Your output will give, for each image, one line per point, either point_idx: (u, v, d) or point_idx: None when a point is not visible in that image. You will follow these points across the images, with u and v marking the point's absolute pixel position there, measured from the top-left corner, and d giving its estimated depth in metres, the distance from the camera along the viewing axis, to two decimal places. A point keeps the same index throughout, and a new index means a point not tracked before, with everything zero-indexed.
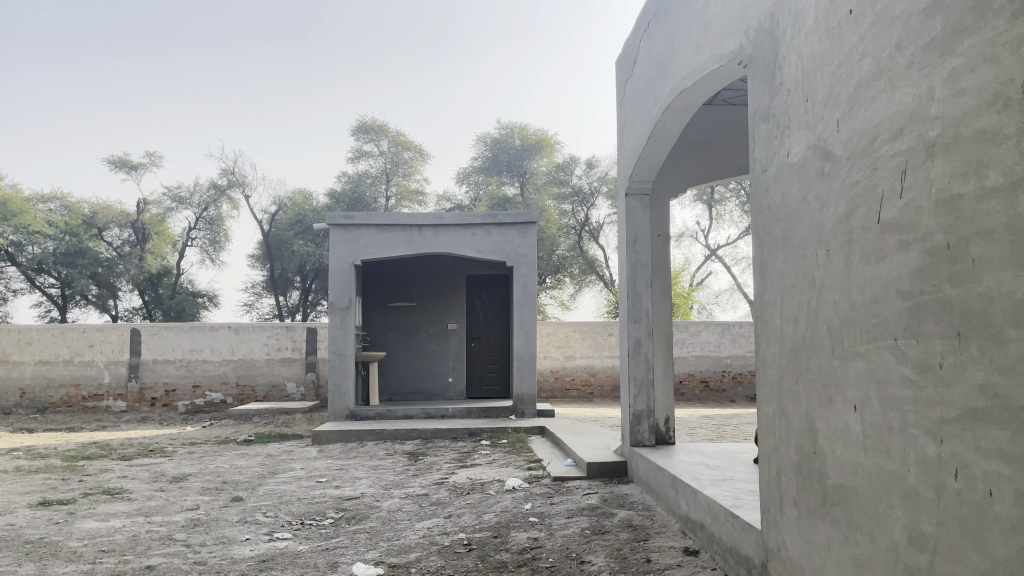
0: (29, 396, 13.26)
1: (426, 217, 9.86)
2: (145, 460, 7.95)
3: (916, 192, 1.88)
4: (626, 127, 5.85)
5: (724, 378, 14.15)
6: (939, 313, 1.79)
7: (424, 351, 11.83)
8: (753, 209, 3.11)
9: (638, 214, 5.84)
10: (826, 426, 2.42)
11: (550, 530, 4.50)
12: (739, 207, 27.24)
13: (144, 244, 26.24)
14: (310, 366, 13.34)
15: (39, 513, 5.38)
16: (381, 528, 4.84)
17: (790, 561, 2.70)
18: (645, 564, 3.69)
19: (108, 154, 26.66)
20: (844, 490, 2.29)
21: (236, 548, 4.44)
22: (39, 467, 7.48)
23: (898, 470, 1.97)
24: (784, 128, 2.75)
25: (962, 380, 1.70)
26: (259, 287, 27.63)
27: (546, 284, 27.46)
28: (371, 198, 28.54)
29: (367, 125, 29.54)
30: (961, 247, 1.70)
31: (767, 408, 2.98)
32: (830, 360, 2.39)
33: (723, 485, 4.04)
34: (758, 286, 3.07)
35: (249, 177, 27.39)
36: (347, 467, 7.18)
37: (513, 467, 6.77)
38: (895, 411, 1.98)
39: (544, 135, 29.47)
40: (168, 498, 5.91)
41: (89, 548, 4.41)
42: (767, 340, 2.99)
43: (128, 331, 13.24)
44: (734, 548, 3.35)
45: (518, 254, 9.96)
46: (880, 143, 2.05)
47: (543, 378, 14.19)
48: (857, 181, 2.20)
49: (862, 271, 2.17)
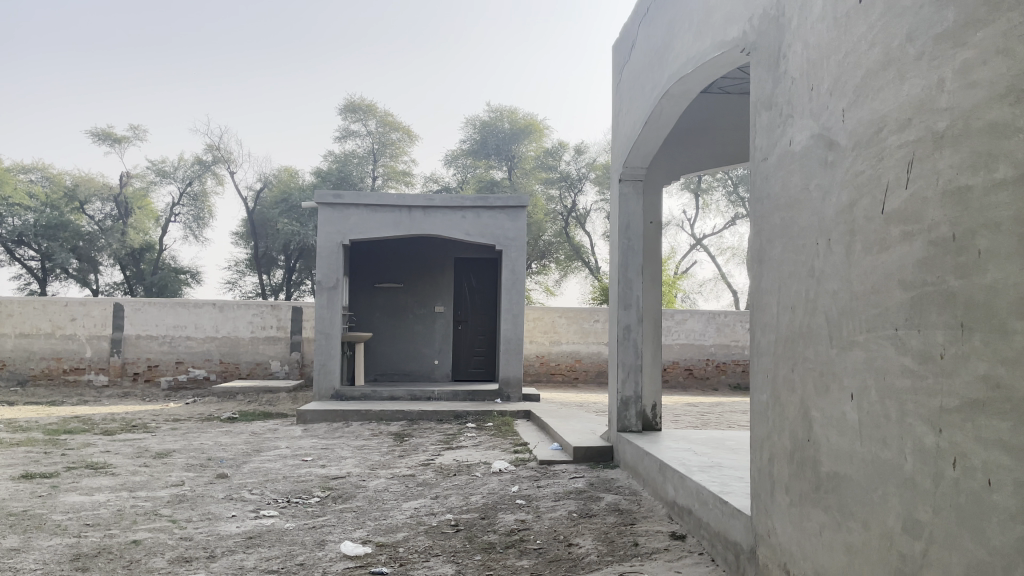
0: (9, 368, 13.06)
1: (416, 198, 9.80)
2: (128, 434, 7.91)
3: (922, 182, 1.89)
4: (622, 113, 5.82)
5: (708, 366, 14.24)
6: (942, 304, 1.80)
7: (412, 333, 11.80)
8: (751, 197, 3.12)
9: (631, 200, 5.84)
10: (822, 414, 2.44)
11: (538, 513, 4.52)
12: (725, 197, 27.48)
13: (127, 218, 25.98)
14: (294, 345, 13.33)
15: (21, 486, 5.32)
16: (367, 507, 4.85)
17: (779, 547, 2.73)
18: (633, 547, 3.71)
19: (91, 126, 26.33)
20: (838, 477, 2.31)
21: (222, 525, 4.43)
22: (20, 440, 7.40)
23: (895, 458, 1.99)
24: (786, 118, 2.75)
25: (964, 369, 1.72)
26: (242, 266, 27.48)
27: (532, 270, 27.63)
28: (358, 177, 28.45)
29: (355, 104, 29.35)
30: (967, 240, 1.71)
31: (760, 395, 3.00)
32: (828, 349, 2.40)
33: (711, 471, 4.07)
34: (755, 274, 3.08)
35: (234, 153, 27.21)
36: (332, 447, 7.17)
37: (499, 450, 6.78)
38: (893, 400, 2.00)
39: (533, 119, 29.41)
40: (152, 474, 5.87)
41: (73, 522, 4.38)
42: (761, 329, 3.01)
43: (111, 306, 13.10)
44: (722, 533, 3.38)
45: (507, 238, 9.93)
46: (886, 134, 2.05)
47: (528, 363, 14.23)
48: (860, 172, 2.21)
49: (863, 262, 2.18)
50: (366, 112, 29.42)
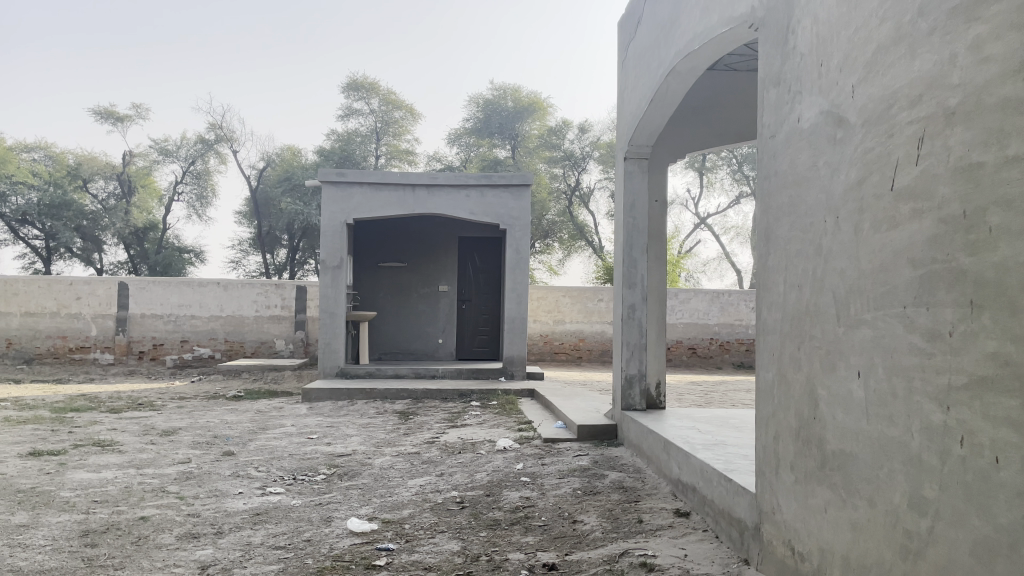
0: (16, 347, 13.12)
1: (420, 177, 9.76)
2: (134, 412, 7.95)
3: (932, 160, 1.87)
4: (628, 90, 5.77)
5: (712, 345, 14.26)
6: (952, 282, 1.79)
7: (416, 313, 11.82)
8: (759, 174, 3.10)
9: (636, 179, 5.81)
10: (828, 391, 2.44)
11: (542, 490, 4.55)
12: (730, 175, 27.36)
13: (130, 197, 25.97)
14: (299, 324, 13.36)
15: (30, 463, 5.36)
16: (373, 484, 4.88)
17: (784, 524, 2.74)
18: (638, 524, 3.73)
19: (93, 104, 26.24)
20: (843, 456, 2.32)
21: (229, 501, 4.47)
22: (28, 418, 7.45)
23: (901, 436, 1.99)
24: (795, 94, 2.73)
25: (973, 347, 1.71)
26: (246, 245, 27.53)
27: (535, 249, 27.64)
28: (361, 156, 28.39)
29: (357, 82, 29.17)
30: (978, 217, 1.70)
31: (766, 373, 3.00)
32: (835, 328, 2.40)
33: (715, 449, 4.08)
34: (761, 253, 3.07)
35: (236, 132, 27.11)
36: (337, 425, 7.20)
37: (504, 428, 6.81)
38: (901, 378, 2.00)
39: (536, 97, 29.19)
40: (159, 451, 5.91)
41: (82, 499, 4.42)
42: (768, 307, 3.00)
43: (116, 284, 13.12)
44: (726, 511, 3.39)
45: (511, 217, 9.91)
46: (896, 111, 2.04)
47: (532, 342, 14.26)
48: (870, 149, 2.19)
49: (872, 240, 2.17)
50: (368, 90, 29.24)
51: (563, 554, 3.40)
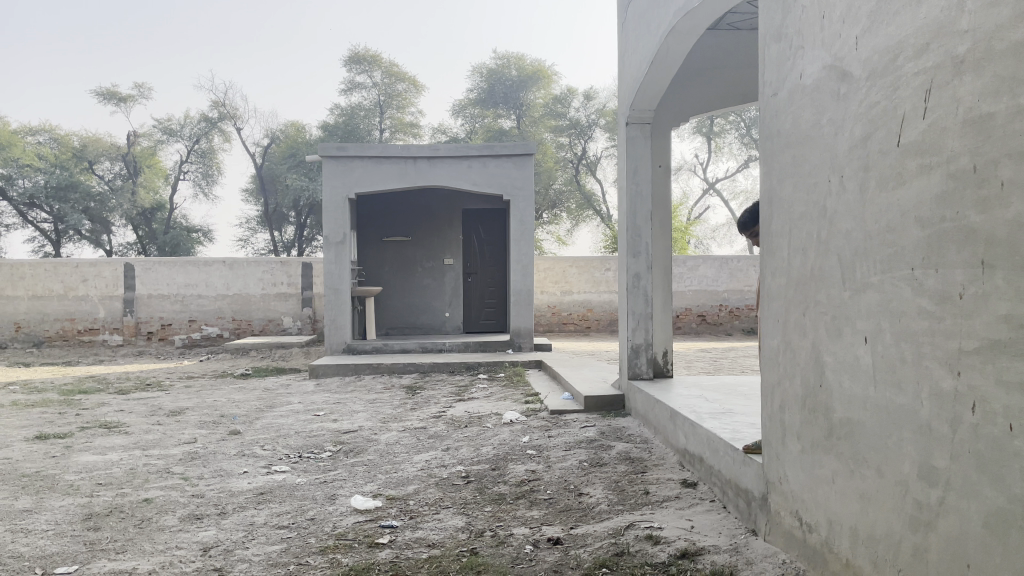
0: (24, 330, 13.16)
1: (420, 149, 9.65)
2: (141, 394, 7.95)
3: (941, 113, 1.77)
4: (628, 52, 5.63)
5: (721, 312, 14.16)
6: (963, 241, 1.70)
7: (422, 286, 11.77)
8: (761, 136, 2.99)
9: (639, 144, 5.69)
10: (834, 359, 2.36)
11: (548, 462, 4.50)
12: (739, 140, 27.02)
13: (136, 177, 25.93)
14: (305, 301, 13.34)
15: (35, 447, 5.35)
16: (378, 461, 4.84)
17: (791, 495, 2.68)
18: (645, 495, 3.68)
19: (95, 85, 26.10)
20: (851, 424, 2.24)
21: (234, 481, 4.45)
22: (36, 402, 7.46)
23: (909, 404, 1.91)
24: (797, 49, 2.61)
25: (983, 311, 1.63)
26: (253, 223, 27.50)
27: (543, 219, 27.54)
28: (365, 131, 28.23)
29: (359, 55, 28.87)
30: (990, 170, 1.60)
31: (771, 341, 2.92)
32: (840, 291, 2.31)
33: (722, 419, 4.01)
34: (765, 217, 2.97)
35: (239, 109, 27.01)
36: (344, 401, 7.17)
37: (511, 401, 6.77)
38: (909, 342, 1.92)
39: (540, 65, 28.79)
40: (165, 432, 5.89)
41: (86, 482, 4.40)
42: (772, 274, 2.91)
43: (122, 266, 13.11)
44: (733, 481, 3.33)
45: (514, 186, 9.78)
46: (902, 62, 1.93)
47: (540, 313, 14.20)
48: (874, 104, 2.08)
49: (878, 199, 2.07)
50: (370, 63, 28.93)
51: (569, 528, 3.35)
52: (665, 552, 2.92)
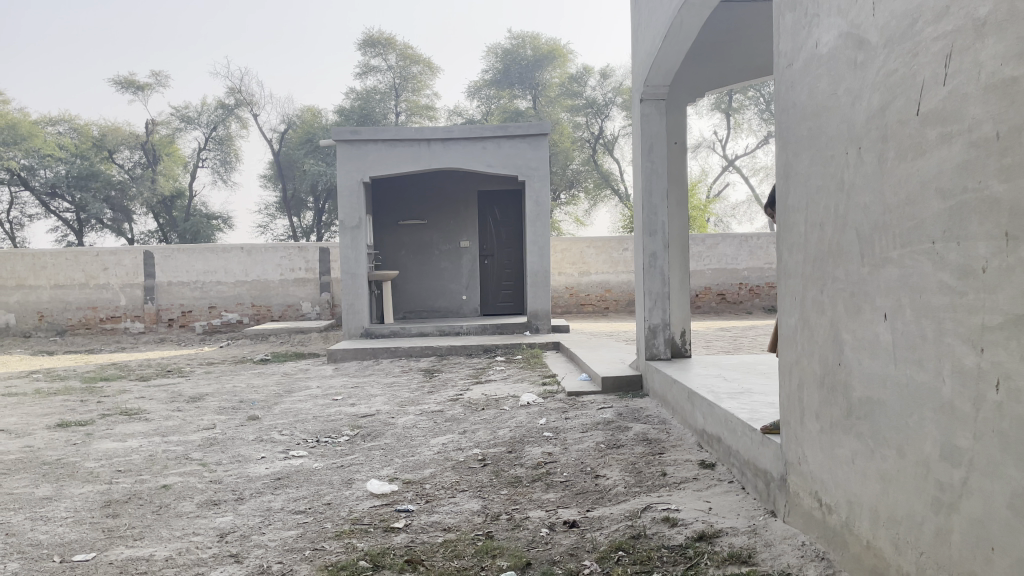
0: (48, 319, 13.30)
1: (435, 131, 9.58)
2: (162, 380, 8.02)
3: (962, 78, 1.69)
4: (641, 27, 5.52)
5: (741, 290, 14.04)
6: (985, 212, 1.63)
7: (439, 270, 11.77)
8: (777, 110, 2.90)
9: (653, 121, 5.60)
10: (853, 336, 2.30)
11: (564, 445, 4.47)
12: (758, 115, 26.75)
13: (155, 165, 26.11)
14: (323, 286, 13.39)
15: (57, 435, 5.40)
16: (395, 445, 4.83)
17: (810, 476, 2.62)
18: (662, 477, 3.63)
19: (113, 74, 26.21)
20: (871, 403, 2.18)
21: (252, 466, 4.46)
22: (57, 390, 7.53)
23: (932, 381, 1.85)
24: (812, 17, 2.53)
25: (1006, 286, 1.56)
26: (272, 209, 27.61)
27: (561, 200, 27.44)
28: (381, 114, 28.23)
29: (374, 38, 28.78)
30: (1014, 136, 1.53)
31: (789, 320, 2.85)
32: (858, 269, 2.24)
33: (741, 398, 3.94)
34: (782, 192, 2.89)
35: (255, 96, 27.21)
36: (362, 385, 7.19)
37: (529, 383, 6.75)
38: (930, 320, 1.85)
39: (556, 44, 28.47)
40: (184, 418, 5.93)
41: (106, 469, 4.44)
42: (790, 251, 2.83)
43: (141, 254, 13.20)
44: (752, 461, 3.28)
45: (529, 167, 9.71)
46: (921, 26, 1.85)
47: (558, 295, 14.16)
48: (892, 70, 2.00)
49: (897, 170, 2.00)
50: (385, 46, 28.84)
51: (584, 510, 3.32)
52: (682, 535, 2.88)
